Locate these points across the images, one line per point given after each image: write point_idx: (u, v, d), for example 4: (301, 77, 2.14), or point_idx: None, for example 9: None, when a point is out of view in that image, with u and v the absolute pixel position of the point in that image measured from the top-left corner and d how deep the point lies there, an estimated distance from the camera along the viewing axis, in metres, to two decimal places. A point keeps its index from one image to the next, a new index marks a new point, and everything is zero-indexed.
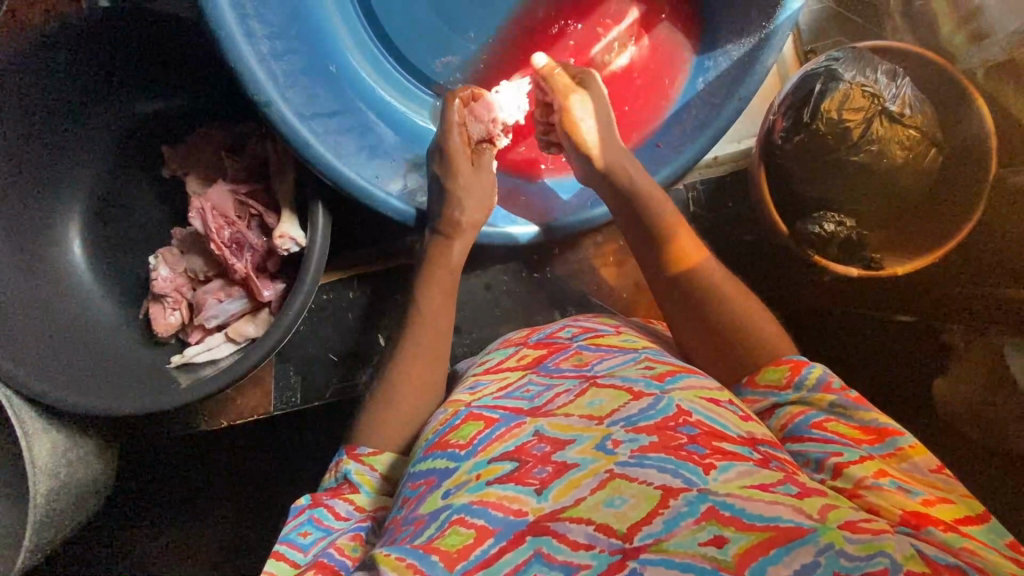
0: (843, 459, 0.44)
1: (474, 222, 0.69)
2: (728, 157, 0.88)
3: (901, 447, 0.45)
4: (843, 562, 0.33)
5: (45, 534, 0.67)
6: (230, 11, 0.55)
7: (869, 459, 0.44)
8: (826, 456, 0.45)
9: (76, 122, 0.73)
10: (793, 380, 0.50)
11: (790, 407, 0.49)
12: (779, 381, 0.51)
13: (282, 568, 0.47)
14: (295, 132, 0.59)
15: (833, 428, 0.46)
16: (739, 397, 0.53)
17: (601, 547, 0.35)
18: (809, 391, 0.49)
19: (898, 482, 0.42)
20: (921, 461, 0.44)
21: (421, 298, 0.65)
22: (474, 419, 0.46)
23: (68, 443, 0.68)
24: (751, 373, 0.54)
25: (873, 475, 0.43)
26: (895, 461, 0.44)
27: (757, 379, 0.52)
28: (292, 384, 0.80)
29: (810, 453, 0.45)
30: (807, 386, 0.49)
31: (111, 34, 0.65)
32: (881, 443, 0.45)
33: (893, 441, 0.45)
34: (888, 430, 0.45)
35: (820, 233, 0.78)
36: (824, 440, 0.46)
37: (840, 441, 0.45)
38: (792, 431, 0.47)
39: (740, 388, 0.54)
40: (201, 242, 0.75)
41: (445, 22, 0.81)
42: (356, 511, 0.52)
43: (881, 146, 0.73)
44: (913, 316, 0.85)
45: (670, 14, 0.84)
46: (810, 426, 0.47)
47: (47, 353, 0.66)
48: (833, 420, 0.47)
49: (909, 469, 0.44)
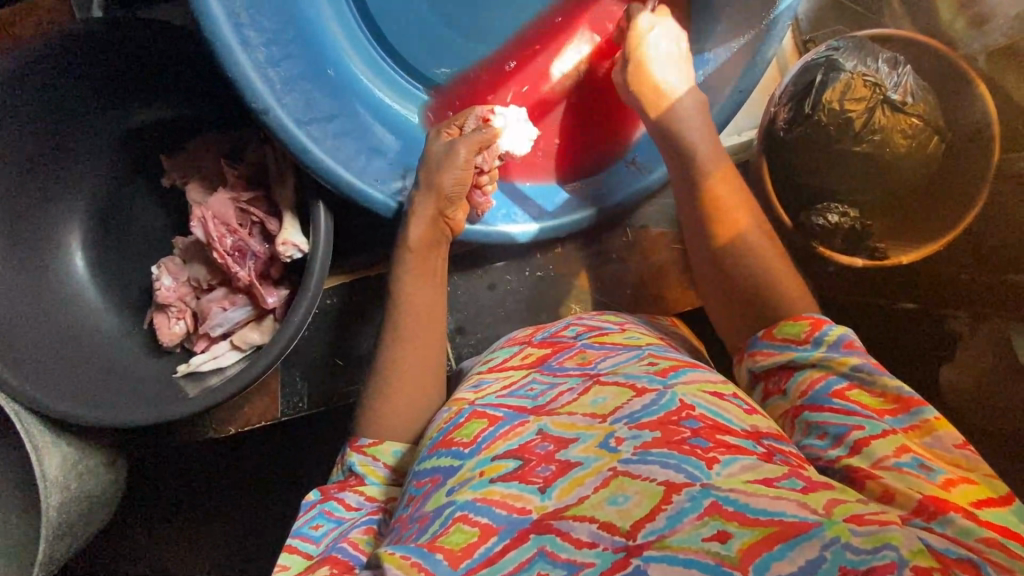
0: (865, 434, 0.44)
1: (441, 192, 0.66)
2: (730, 150, 0.87)
3: (925, 420, 0.44)
4: (849, 556, 0.33)
5: (57, 546, 0.68)
6: (225, 21, 0.54)
7: (892, 433, 0.43)
8: (847, 430, 0.44)
9: (79, 133, 0.73)
10: (813, 336, 0.50)
11: (810, 371, 0.48)
12: (798, 336, 0.50)
13: (296, 561, 0.48)
14: (293, 138, 0.59)
15: (855, 399, 0.46)
16: (752, 349, 0.53)
17: (604, 545, 0.36)
18: (831, 350, 0.48)
19: (919, 459, 0.42)
20: (945, 436, 0.43)
21: (400, 292, 0.64)
22: (478, 416, 0.46)
23: (77, 455, 0.68)
24: (769, 326, 0.53)
25: (894, 454, 0.42)
26: (918, 434, 0.44)
27: (775, 333, 0.52)
28: (298, 390, 0.80)
29: (830, 426, 0.45)
30: (827, 343, 0.49)
31: (101, 45, 0.65)
32: (904, 415, 0.45)
33: (918, 412, 0.44)
34: (913, 400, 0.45)
35: (824, 225, 0.77)
36: (845, 410, 0.45)
37: (862, 413, 0.45)
38: (813, 398, 0.47)
39: (756, 340, 0.53)
40: (203, 251, 0.75)
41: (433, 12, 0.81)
42: (366, 501, 0.52)
43: (884, 135, 0.72)
44: (915, 305, 0.85)
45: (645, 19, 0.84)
46: (831, 394, 0.46)
47: (54, 368, 0.67)
48: (855, 388, 0.46)
49: (931, 444, 0.43)
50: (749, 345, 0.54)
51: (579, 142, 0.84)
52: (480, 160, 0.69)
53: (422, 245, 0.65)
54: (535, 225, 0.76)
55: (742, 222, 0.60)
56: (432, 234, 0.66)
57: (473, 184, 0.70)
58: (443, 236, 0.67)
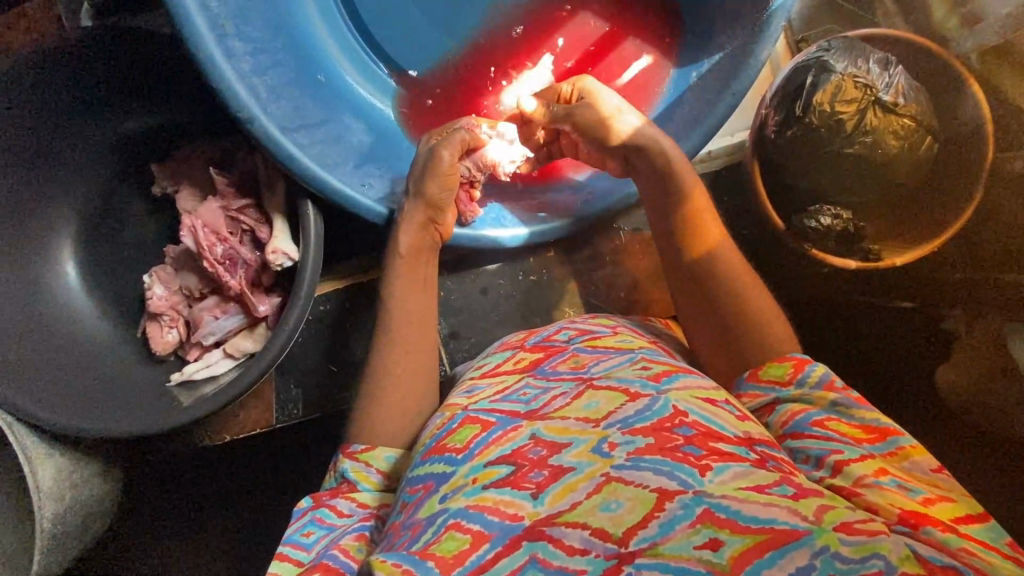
0: (844, 456, 0.43)
1: (432, 201, 0.66)
2: (722, 151, 0.87)
3: (902, 446, 0.44)
4: (838, 565, 0.33)
5: (53, 556, 0.67)
6: (208, 33, 0.53)
7: (869, 457, 0.43)
8: (826, 453, 0.44)
9: (71, 141, 0.73)
10: (795, 378, 0.50)
11: (791, 405, 0.49)
12: (781, 378, 0.51)
13: (286, 568, 0.47)
14: (278, 148, 0.59)
15: (834, 427, 0.46)
16: (739, 391, 0.53)
17: (596, 552, 0.35)
18: (812, 388, 0.49)
19: (898, 480, 0.42)
20: (921, 461, 0.44)
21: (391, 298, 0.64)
22: (471, 422, 0.46)
23: (70, 465, 0.68)
24: (752, 368, 0.53)
25: (873, 473, 0.42)
26: (896, 460, 0.44)
27: (760, 374, 0.52)
28: (293, 396, 0.80)
29: (810, 449, 0.45)
30: (809, 383, 0.49)
31: (88, 54, 0.65)
32: (882, 443, 0.45)
33: (893, 440, 0.45)
34: (889, 430, 0.45)
35: (817, 228, 0.77)
36: (824, 437, 0.45)
37: (840, 439, 0.45)
38: (793, 427, 0.47)
39: (740, 382, 0.53)
40: (194, 259, 0.75)
41: (417, 8, 0.80)
42: (359, 507, 0.52)
43: (875, 137, 0.73)
44: (912, 303, 0.84)
45: (632, 27, 0.85)
46: (811, 423, 0.46)
47: (46, 378, 0.66)
48: (834, 419, 0.47)
49: (909, 468, 0.43)
50: (735, 387, 0.54)
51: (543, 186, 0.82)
52: (465, 168, 0.69)
53: (414, 253, 0.65)
54: (525, 229, 0.76)
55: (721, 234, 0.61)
56: (426, 240, 0.66)
57: (461, 193, 0.70)
58: (432, 243, 0.67)
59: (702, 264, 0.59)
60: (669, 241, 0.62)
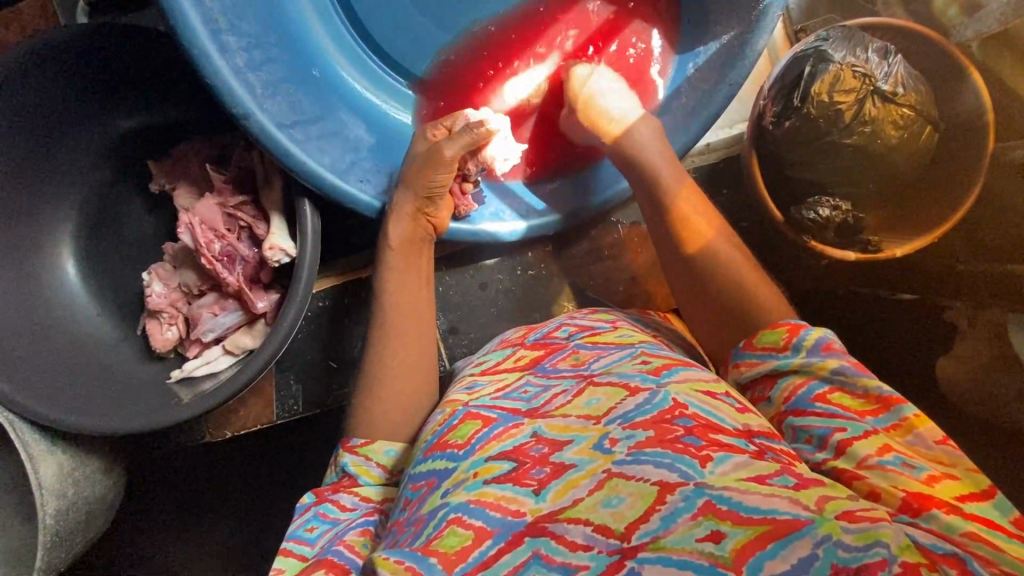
0: (847, 435, 0.43)
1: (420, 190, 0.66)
2: (720, 144, 0.87)
3: (906, 417, 0.44)
4: (841, 554, 0.33)
5: (57, 552, 0.68)
6: (201, 27, 0.53)
7: (873, 434, 0.43)
8: (830, 432, 0.44)
9: (71, 142, 0.73)
10: (791, 342, 0.49)
11: (793, 376, 0.48)
12: (776, 344, 0.50)
13: (290, 564, 0.47)
14: (274, 144, 0.59)
15: (837, 402, 0.45)
16: (736, 359, 0.53)
17: (599, 548, 0.35)
18: (810, 355, 0.48)
19: (902, 457, 0.42)
20: (924, 432, 0.43)
21: (390, 293, 0.64)
22: (472, 418, 0.46)
23: (73, 462, 0.68)
24: (750, 336, 0.53)
25: (877, 453, 0.42)
26: (899, 433, 0.43)
27: (755, 342, 0.52)
28: (293, 392, 0.80)
29: (813, 429, 0.45)
30: (805, 348, 0.48)
31: (82, 52, 0.65)
32: (886, 414, 0.44)
33: (898, 409, 0.44)
34: (893, 397, 0.45)
35: (815, 219, 0.77)
36: (828, 414, 0.45)
37: (844, 415, 0.44)
38: (795, 404, 0.47)
39: (737, 350, 0.53)
40: (192, 256, 0.75)
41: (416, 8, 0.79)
42: (362, 502, 0.52)
43: (874, 127, 0.72)
44: (913, 295, 0.85)
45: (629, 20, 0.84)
46: (813, 399, 0.46)
47: (47, 376, 0.66)
48: (836, 391, 0.46)
49: (913, 442, 0.43)
50: (732, 356, 0.54)
51: (545, 172, 0.83)
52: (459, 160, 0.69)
53: (404, 242, 0.65)
54: (524, 224, 0.76)
55: (719, 227, 0.60)
56: (414, 231, 0.66)
57: (454, 186, 0.71)
58: (425, 234, 0.67)
59: (700, 256, 0.59)
60: (667, 233, 0.62)
